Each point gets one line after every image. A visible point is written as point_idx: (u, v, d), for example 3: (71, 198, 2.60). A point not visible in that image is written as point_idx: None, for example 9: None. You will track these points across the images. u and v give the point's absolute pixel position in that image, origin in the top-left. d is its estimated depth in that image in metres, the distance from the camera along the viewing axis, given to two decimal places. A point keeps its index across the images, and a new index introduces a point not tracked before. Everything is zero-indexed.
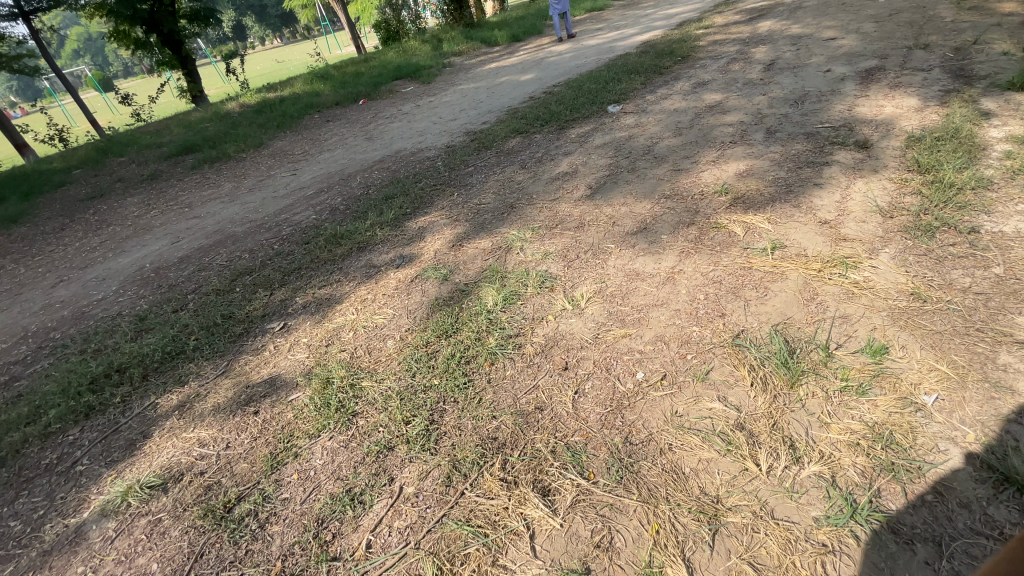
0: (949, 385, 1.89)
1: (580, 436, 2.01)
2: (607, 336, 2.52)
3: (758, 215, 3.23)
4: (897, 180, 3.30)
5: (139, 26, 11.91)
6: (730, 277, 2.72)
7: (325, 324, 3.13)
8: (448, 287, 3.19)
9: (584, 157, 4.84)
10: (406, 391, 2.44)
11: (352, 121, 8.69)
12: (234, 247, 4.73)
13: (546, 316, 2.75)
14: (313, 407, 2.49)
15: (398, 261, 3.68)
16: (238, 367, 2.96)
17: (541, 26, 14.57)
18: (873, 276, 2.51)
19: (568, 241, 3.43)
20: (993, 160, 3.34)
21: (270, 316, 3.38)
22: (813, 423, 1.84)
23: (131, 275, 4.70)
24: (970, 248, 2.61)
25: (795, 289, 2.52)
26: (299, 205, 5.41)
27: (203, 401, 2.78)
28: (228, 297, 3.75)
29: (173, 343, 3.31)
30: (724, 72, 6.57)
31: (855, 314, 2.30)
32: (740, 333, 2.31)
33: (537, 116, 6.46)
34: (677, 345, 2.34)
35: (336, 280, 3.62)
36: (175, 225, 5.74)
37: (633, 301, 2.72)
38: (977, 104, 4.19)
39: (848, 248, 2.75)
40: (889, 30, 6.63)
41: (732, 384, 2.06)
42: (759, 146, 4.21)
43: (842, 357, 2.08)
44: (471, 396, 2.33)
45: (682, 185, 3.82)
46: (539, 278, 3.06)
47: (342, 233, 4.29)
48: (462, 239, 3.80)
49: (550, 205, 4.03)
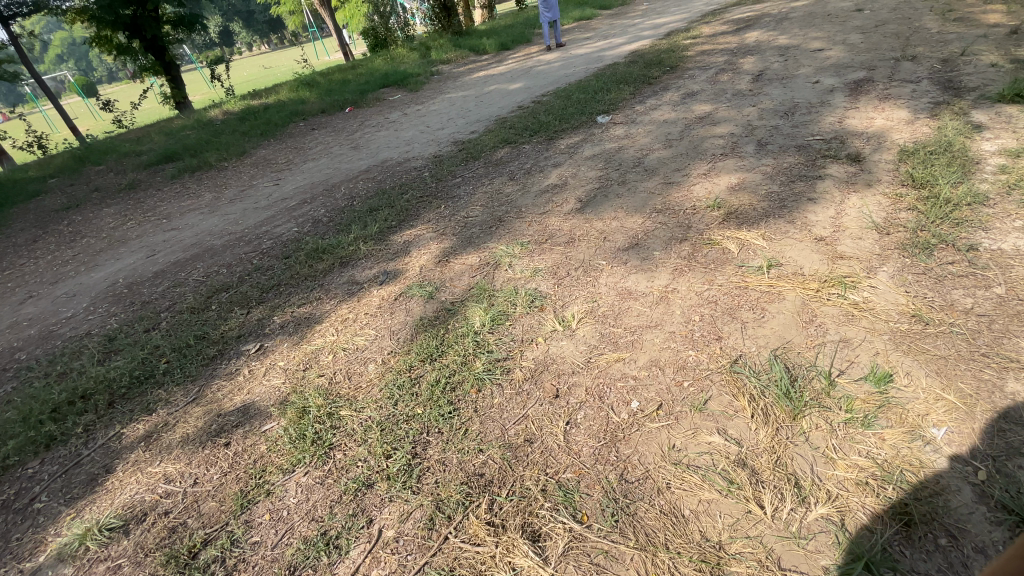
0: (957, 416, 1.80)
1: (572, 472, 1.89)
2: (599, 360, 2.40)
3: (751, 230, 3.15)
4: (891, 195, 3.24)
5: (121, 31, 11.69)
6: (726, 297, 2.62)
7: (303, 346, 2.98)
8: (433, 306, 3.06)
9: (573, 168, 4.76)
10: (388, 422, 2.31)
11: (338, 129, 8.54)
12: (211, 261, 4.56)
13: (535, 338, 2.63)
14: (287, 439, 2.34)
15: (382, 278, 3.54)
16: (209, 394, 2.80)
17: (529, 35, 14.55)
18: (873, 296, 2.43)
19: (557, 257, 3.33)
20: (987, 175, 3.30)
21: (245, 337, 3.22)
22: (819, 459, 1.74)
23: (103, 290, 4.50)
24: (969, 267, 2.55)
25: (793, 311, 2.43)
26: (281, 217, 5.25)
27: (171, 432, 2.61)
28: (203, 316, 3.58)
29: (142, 366, 3.14)
30: (713, 82, 6.54)
31: (856, 338, 2.21)
32: (738, 358, 2.21)
33: (526, 126, 6.38)
34: (673, 371, 2.23)
35: (316, 298, 3.47)
36: (152, 238, 5.54)
37: (626, 322, 2.61)
38: (968, 116, 4.18)
39: (846, 267, 2.67)
40: (875, 42, 6.66)
41: (732, 415, 1.95)
42: (750, 158, 4.15)
43: (845, 385, 1.98)
44: (457, 428, 2.20)
45: (673, 199, 3.74)
46: (527, 296, 2.94)
47: (325, 246, 4.15)
48: (449, 254, 3.68)
49: (539, 219, 3.93)
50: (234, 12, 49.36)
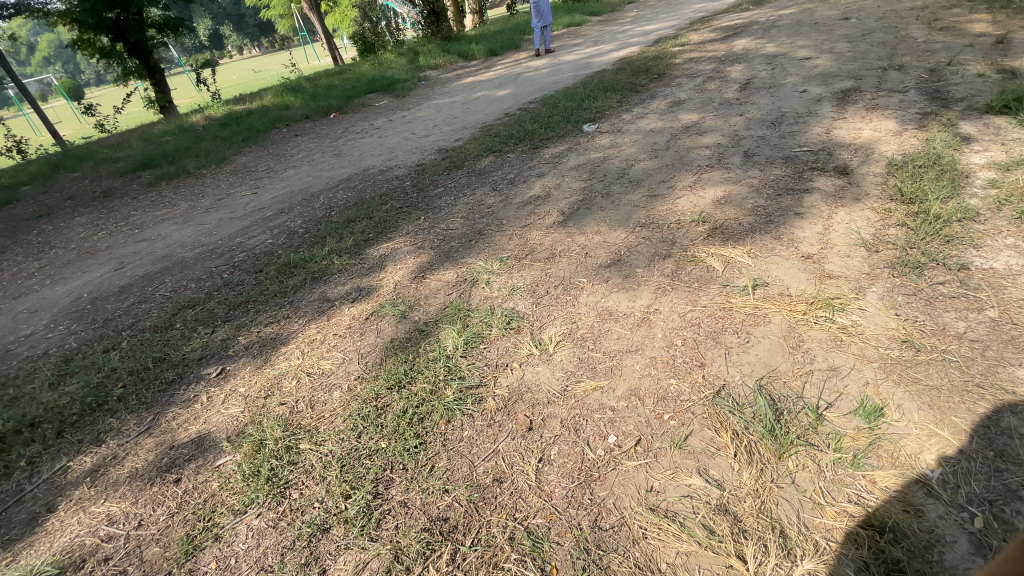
0: (952, 456, 1.69)
1: (543, 518, 1.75)
2: (576, 389, 2.26)
3: (737, 247, 3.04)
4: (880, 211, 3.15)
5: (104, 35, 11.49)
6: (710, 320, 2.50)
7: (266, 371, 2.81)
8: (406, 326, 2.91)
9: (557, 179, 4.64)
10: (349, 457, 2.16)
11: (321, 136, 8.37)
12: (181, 275, 4.38)
13: (510, 362, 2.49)
14: (241, 476, 2.18)
15: (355, 295, 3.39)
16: (164, 423, 2.62)
17: (518, 41, 14.47)
18: (862, 320, 2.32)
19: (537, 274, 3.19)
20: (977, 189, 3.22)
21: (207, 360, 3.06)
22: (805, 504, 1.61)
23: (66, 306, 4.30)
24: (961, 287, 2.45)
25: (779, 335, 2.31)
26: (256, 228, 5.07)
27: (119, 466, 2.44)
28: (165, 336, 3.41)
29: (96, 391, 2.95)
30: (701, 91, 6.46)
31: (845, 366, 2.09)
32: (722, 388, 2.08)
33: (511, 134, 6.25)
34: (653, 402, 2.10)
35: (284, 317, 3.31)
36: (123, 249, 5.35)
37: (606, 346, 2.48)
38: (956, 128, 4.11)
39: (833, 287, 2.57)
40: (863, 50, 6.63)
41: (713, 454, 1.82)
42: (736, 170, 4.05)
43: (834, 420, 1.86)
44: (422, 464, 2.06)
45: (658, 212, 3.63)
46: (504, 316, 2.79)
47: (297, 260, 3.98)
48: (426, 269, 3.53)
49: (520, 232, 3.80)
50: (224, 16, 49.03)
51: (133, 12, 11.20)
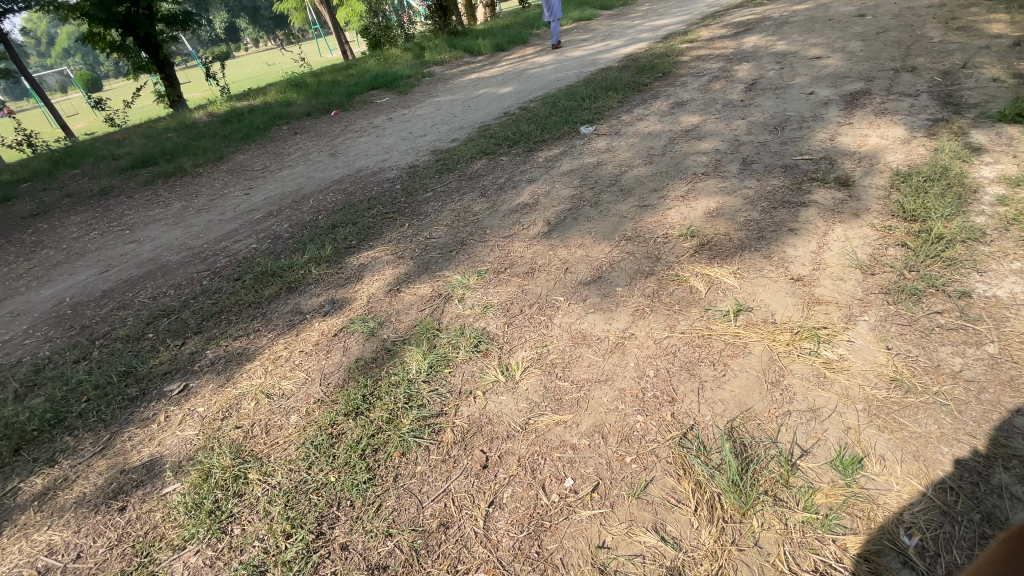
0: (934, 518, 1.54)
1: (485, 572, 1.63)
2: (538, 423, 2.11)
3: (723, 266, 2.87)
4: (879, 228, 2.95)
5: (114, 28, 11.48)
6: (686, 348, 2.34)
7: (227, 391, 2.74)
8: (373, 345, 2.79)
9: (547, 186, 4.48)
10: (296, 491, 2.05)
11: (320, 135, 8.28)
12: (162, 281, 4.33)
13: (473, 389, 2.35)
14: (184, 508, 2.09)
15: (327, 307, 3.28)
16: (118, 444, 2.58)
17: (526, 36, 14.22)
18: (849, 354, 2.15)
19: (513, 291, 3.06)
20: (986, 206, 3.00)
21: (172, 375, 3.00)
22: (766, 571, 1.47)
23: (47, 310, 4.27)
24: (959, 318, 2.26)
25: (758, 369, 2.15)
26: (242, 232, 5.00)
27: (68, 490, 2.37)
28: (135, 347, 3.36)
29: (58, 406, 2.89)
30: (704, 91, 6.23)
31: (826, 408, 1.93)
32: (691, 429, 1.94)
33: (506, 136, 6.09)
34: (617, 441, 1.96)
35: (254, 330, 3.22)
36: (111, 251, 5.32)
37: (575, 375, 2.33)
38: (968, 137, 3.87)
39: (821, 314, 2.39)
40: (876, 50, 6.34)
41: (672, 506, 1.69)
42: (732, 179, 3.86)
43: (808, 472, 1.71)
44: (369, 502, 1.94)
45: (646, 224, 3.46)
46: (472, 337, 2.65)
47: (275, 268, 3.89)
48: (403, 281, 3.40)
49: (502, 243, 3.66)
50: (240, 8, 49.39)
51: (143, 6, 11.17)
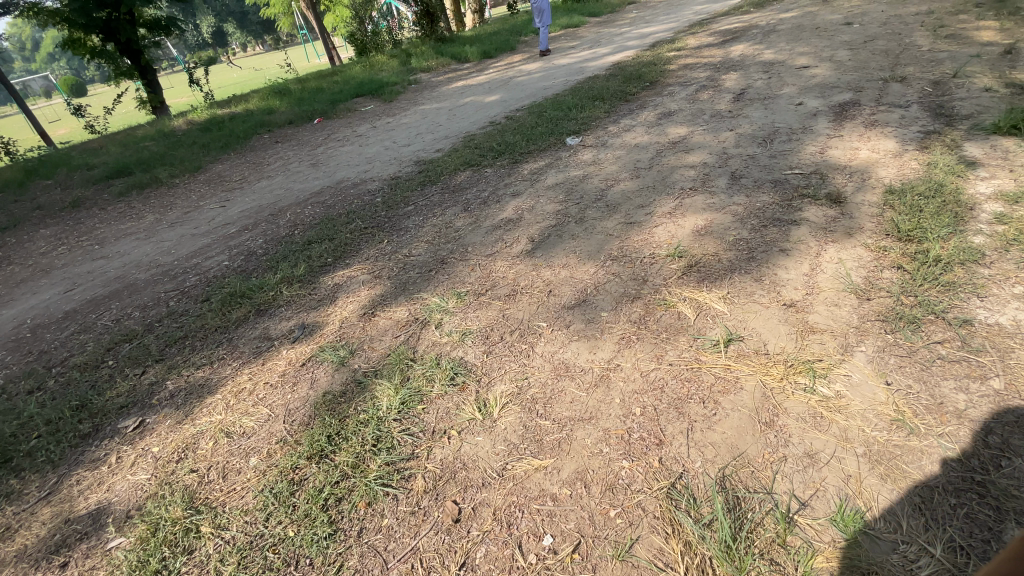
0: None
1: None
2: (516, 469, 1.95)
3: (712, 290, 2.74)
4: (873, 248, 2.84)
5: (94, 34, 11.17)
6: (675, 383, 2.19)
7: (186, 428, 2.56)
8: (343, 377, 2.61)
9: (532, 200, 4.34)
10: (251, 548, 1.88)
11: (301, 143, 8.08)
12: (128, 301, 4.12)
13: (448, 429, 2.18)
14: (128, 567, 1.91)
15: (297, 333, 3.11)
16: (66, 489, 2.38)
17: (514, 42, 14.13)
18: (847, 391, 2.02)
19: (493, 315, 2.90)
20: (983, 224, 2.90)
21: (129, 409, 2.82)
22: None
23: (6, 333, 4.04)
24: (961, 349, 2.13)
25: (751, 407, 2.01)
26: (215, 248, 4.80)
27: (7, 543, 2.17)
28: (92, 377, 3.15)
29: (5, 444, 2.68)
30: (692, 101, 6.14)
31: (823, 453, 1.80)
32: (680, 478, 1.79)
33: (491, 146, 5.96)
34: (600, 492, 1.80)
35: (219, 359, 3.04)
36: (78, 267, 5.09)
37: (556, 412, 2.17)
38: (962, 150, 3.79)
39: (816, 345, 2.27)
40: (864, 59, 6.30)
41: (660, 571, 1.54)
42: (720, 195, 3.74)
43: (807, 530, 1.58)
44: (331, 561, 1.77)
45: (632, 243, 3.33)
46: (448, 369, 2.49)
47: (245, 289, 3.70)
48: (378, 304, 3.22)
49: (483, 262, 3.50)
50: (226, 12, 48.87)
51: (124, 12, 10.89)
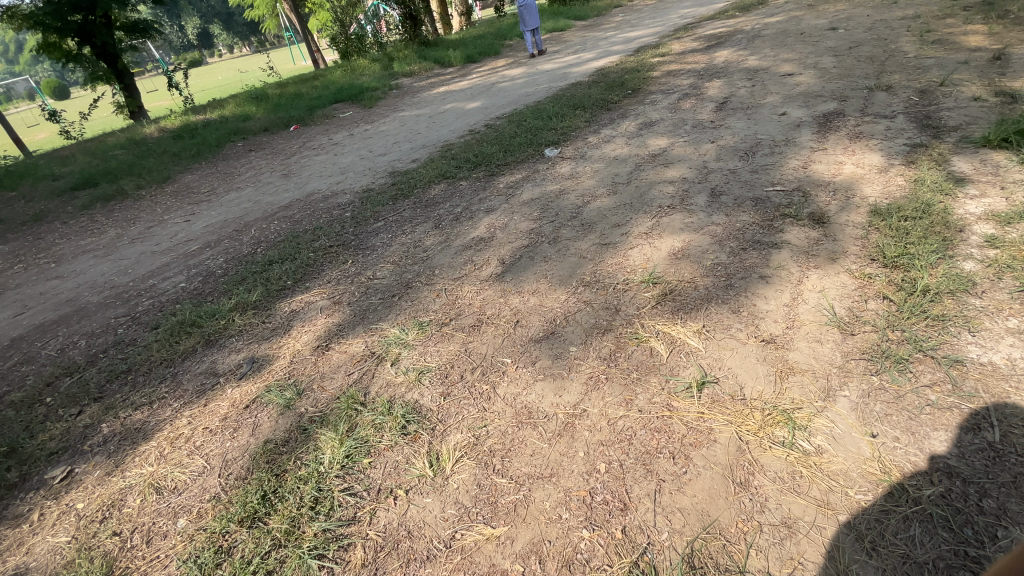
0: None
1: None
2: (466, 538, 1.76)
3: (687, 322, 2.57)
4: (858, 276, 2.68)
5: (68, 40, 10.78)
6: (644, 434, 2.01)
7: (116, 481, 2.34)
8: (288, 422, 2.40)
9: (506, 217, 4.15)
10: None
11: (275, 152, 7.82)
12: (77, 327, 3.86)
13: (395, 488, 1.98)
14: None
15: (245, 367, 2.89)
16: None
17: (498, 47, 13.92)
18: (829, 446, 1.85)
19: (455, 350, 2.70)
20: (974, 248, 2.76)
21: (60, 455, 2.58)
22: None
23: None
24: (952, 395, 1.96)
25: (724, 465, 1.84)
26: (174, 267, 4.55)
27: None
28: (26, 417, 2.90)
29: None
30: (675, 110, 5.98)
31: (803, 522, 1.63)
32: (643, 553, 1.62)
33: (467, 157, 5.77)
34: (556, 569, 1.62)
35: (159, 399, 2.80)
36: (30, 288, 4.80)
37: (515, 468, 1.97)
38: (950, 165, 3.65)
39: (796, 390, 2.09)
40: (849, 66, 6.20)
41: None
42: (699, 214, 3.58)
43: None
44: None
45: (606, 268, 3.15)
46: (400, 417, 2.28)
47: (197, 316, 3.47)
48: (333, 336, 3.01)
49: (450, 287, 3.30)
50: (211, 14, 48.16)
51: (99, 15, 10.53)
